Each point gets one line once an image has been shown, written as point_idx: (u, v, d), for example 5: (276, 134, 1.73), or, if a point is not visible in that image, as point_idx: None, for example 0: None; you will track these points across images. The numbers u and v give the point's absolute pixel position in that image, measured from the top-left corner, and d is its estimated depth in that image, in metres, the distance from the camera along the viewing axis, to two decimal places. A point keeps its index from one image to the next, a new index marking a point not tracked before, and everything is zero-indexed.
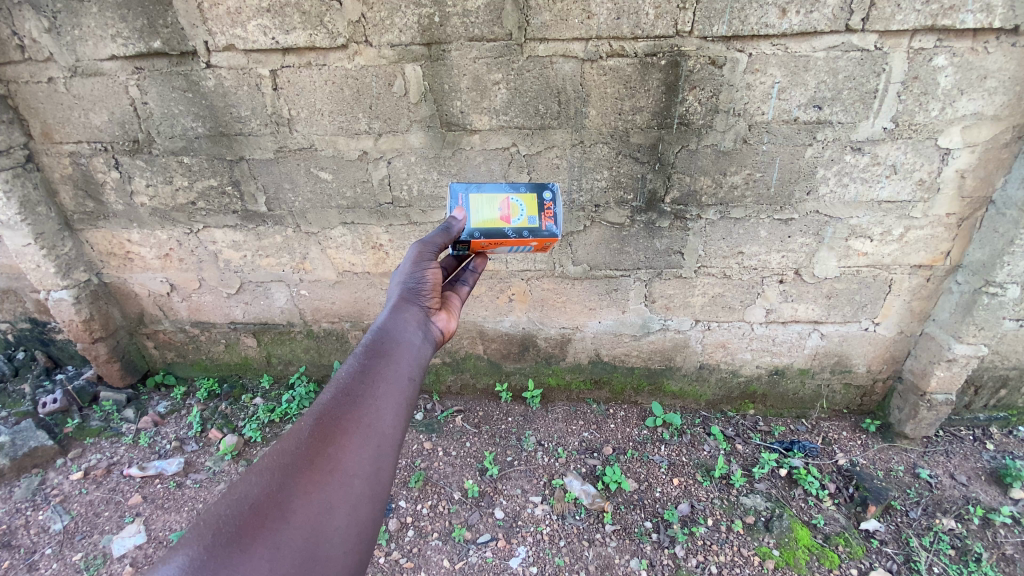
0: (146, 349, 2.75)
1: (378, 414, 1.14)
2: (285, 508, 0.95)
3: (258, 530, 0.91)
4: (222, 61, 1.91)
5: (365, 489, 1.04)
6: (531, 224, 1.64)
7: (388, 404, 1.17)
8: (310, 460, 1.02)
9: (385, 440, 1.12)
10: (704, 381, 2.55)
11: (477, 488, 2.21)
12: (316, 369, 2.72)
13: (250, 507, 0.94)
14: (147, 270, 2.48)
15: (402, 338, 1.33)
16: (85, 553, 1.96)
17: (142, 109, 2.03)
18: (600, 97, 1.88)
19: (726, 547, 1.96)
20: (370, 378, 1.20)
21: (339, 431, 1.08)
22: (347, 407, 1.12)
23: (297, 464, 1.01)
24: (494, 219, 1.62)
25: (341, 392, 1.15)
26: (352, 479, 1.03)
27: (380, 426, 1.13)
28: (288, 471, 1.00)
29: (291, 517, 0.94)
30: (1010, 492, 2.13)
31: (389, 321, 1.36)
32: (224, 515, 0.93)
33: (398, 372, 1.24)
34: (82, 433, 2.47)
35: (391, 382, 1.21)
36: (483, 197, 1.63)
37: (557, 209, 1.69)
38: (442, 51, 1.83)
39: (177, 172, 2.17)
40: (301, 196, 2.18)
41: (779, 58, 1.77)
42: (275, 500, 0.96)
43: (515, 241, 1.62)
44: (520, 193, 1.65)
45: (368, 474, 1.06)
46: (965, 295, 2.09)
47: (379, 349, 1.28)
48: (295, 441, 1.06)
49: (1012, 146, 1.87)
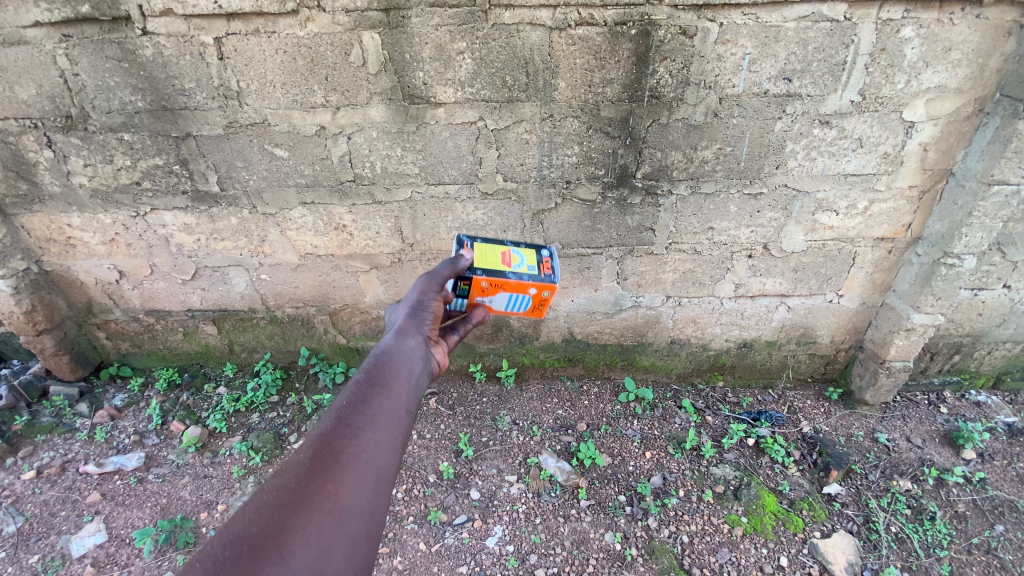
0: (97, 340, 2.59)
1: (377, 447, 1.11)
2: (285, 550, 0.90)
3: (258, 574, 0.85)
4: (161, 28, 1.75)
5: (363, 528, 1.01)
6: (531, 271, 1.63)
7: (386, 437, 1.14)
8: (311, 495, 0.97)
9: (383, 477, 1.08)
10: (676, 356, 2.57)
11: (453, 470, 2.19)
12: (282, 356, 2.62)
13: (246, 552, 0.87)
14: (91, 257, 2.32)
15: (402, 366, 1.30)
16: (42, 555, 1.88)
17: (74, 81, 1.86)
18: (569, 68, 1.81)
19: (697, 517, 2.02)
20: (370, 409, 1.16)
21: (339, 466, 1.03)
22: (346, 440, 1.08)
23: (297, 500, 0.96)
24: (495, 263, 1.60)
25: (340, 422, 1.11)
26: (350, 517, 1.00)
27: (378, 463, 1.09)
28: (288, 508, 0.95)
29: (291, 559, 0.89)
30: (962, 453, 2.25)
31: (388, 348, 1.33)
32: (218, 557, 0.86)
33: (396, 405, 1.21)
34: (32, 430, 2.32)
35: (388, 413, 1.18)
36: (486, 245, 1.66)
37: (556, 265, 1.70)
38: (401, 17, 1.72)
39: (118, 150, 2.01)
40: (255, 174, 2.05)
41: (750, 28, 1.73)
42: (274, 539, 0.90)
43: (512, 287, 1.58)
44: (520, 248, 1.70)
45: (365, 512, 1.02)
46: (924, 266, 2.15)
47: (379, 377, 1.24)
48: (294, 472, 1.00)
49: (973, 119, 1.90)
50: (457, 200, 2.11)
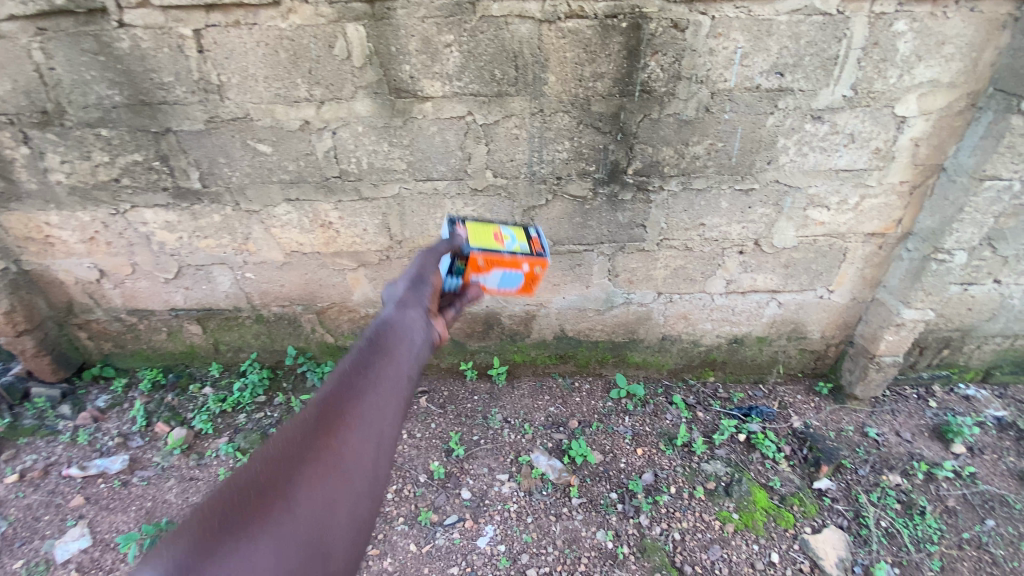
0: (79, 341, 2.53)
1: (380, 410, 1.07)
2: (290, 499, 0.89)
3: (264, 520, 0.85)
4: (137, 19, 1.69)
5: (366, 488, 0.99)
6: (523, 248, 1.73)
7: (392, 400, 1.10)
8: (316, 450, 0.96)
9: (388, 438, 1.05)
10: (667, 352, 2.56)
11: (443, 469, 2.17)
12: (269, 355, 2.58)
13: (248, 502, 0.87)
14: (71, 256, 2.26)
15: (406, 333, 1.25)
16: (27, 560, 1.84)
17: (49, 75, 1.80)
18: (559, 62, 1.78)
19: (688, 514, 2.01)
20: (375, 371, 1.12)
21: (344, 424, 1.01)
22: (352, 400, 1.05)
23: (302, 454, 0.94)
24: (490, 241, 1.70)
25: (345, 383, 1.08)
26: (354, 476, 0.98)
27: (383, 424, 1.06)
28: (293, 460, 0.93)
29: (296, 508, 0.89)
30: (951, 447, 2.27)
31: (391, 316, 1.28)
32: (226, 502, 0.87)
33: (401, 370, 1.16)
34: (15, 433, 2.28)
35: (393, 377, 1.14)
36: (478, 227, 1.76)
37: (544, 242, 1.83)
38: (386, 9, 1.68)
39: (95, 146, 1.95)
40: (238, 170, 2.00)
41: (742, 22, 1.71)
42: (280, 489, 0.89)
43: (507, 263, 1.66)
44: (511, 228, 1.82)
45: (369, 475, 1.00)
46: (914, 262, 2.15)
47: (382, 342, 1.20)
48: (299, 428, 0.99)
49: (964, 114, 1.89)
50: (446, 196, 2.07)
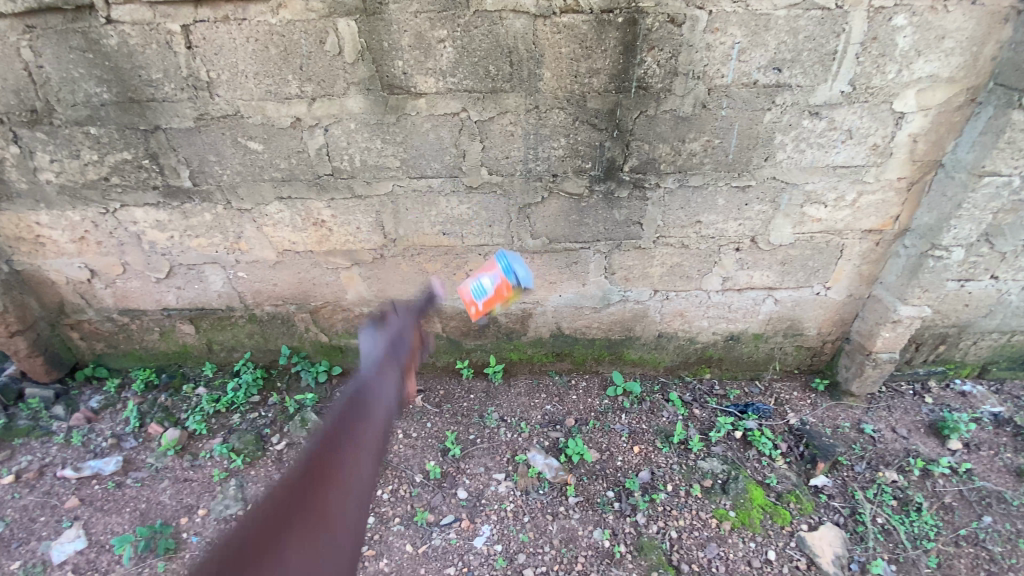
0: (72, 341, 2.51)
1: (374, 445, 1.11)
2: (321, 519, 0.91)
3: (298, 538, 0.86)
4: (124, 15, 1.66)
5: (362, 522, 1.00)
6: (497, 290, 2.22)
7: (380, 437, 1.14)
8: (335, 476, 0.98)
9: (375, 475, 1.07)
10: (663, 349, 2.55)
11: (440, 469, 2.16)
12: (263, 354, 2.55)
13: (277, 513, 0.87)
14: (61, 255, 2.23)
15: (381, 385, 1.24)
16: (24, 561, 1.82)
17: (38, 74, 1.76)
18: (554, 57, 1.75)
19: (685, 512, 2.01)
20: (369, 410, 1.15)
21: (353, 453, 1.04)
22: (354, 434, 1.08)
23: (325, 477, 0.97)
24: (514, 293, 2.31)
25: (345, 418, 1.10)
26: (359, 503, 1.00)
27: (378, 459, 1.10)
28: (318, 484, 0.95)
29: (325, 530, 0.91)
30: (948, 443, 2.27)
31: (366, 373, 1.24)
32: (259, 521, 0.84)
33: (386, 407, 1.21)
34: (8, 434, 2.24)
35: (380, 420, 1.17)
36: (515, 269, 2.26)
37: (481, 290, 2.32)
38: (378, 4, 1.65)
39: (84, 145, 1.92)
40: (229, 169, 1.98)
41: (740, 17, 1.69)
42: (314, 507, 0.91)
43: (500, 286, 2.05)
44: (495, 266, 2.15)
45: (370, 489, 1.04)
46: (912, 258, 2.15)
47: (364, 390, 1.19)
48: (315, 455, 0.99)
49: (964, 109, 1.88)
50: (441, 194, 2.05)
